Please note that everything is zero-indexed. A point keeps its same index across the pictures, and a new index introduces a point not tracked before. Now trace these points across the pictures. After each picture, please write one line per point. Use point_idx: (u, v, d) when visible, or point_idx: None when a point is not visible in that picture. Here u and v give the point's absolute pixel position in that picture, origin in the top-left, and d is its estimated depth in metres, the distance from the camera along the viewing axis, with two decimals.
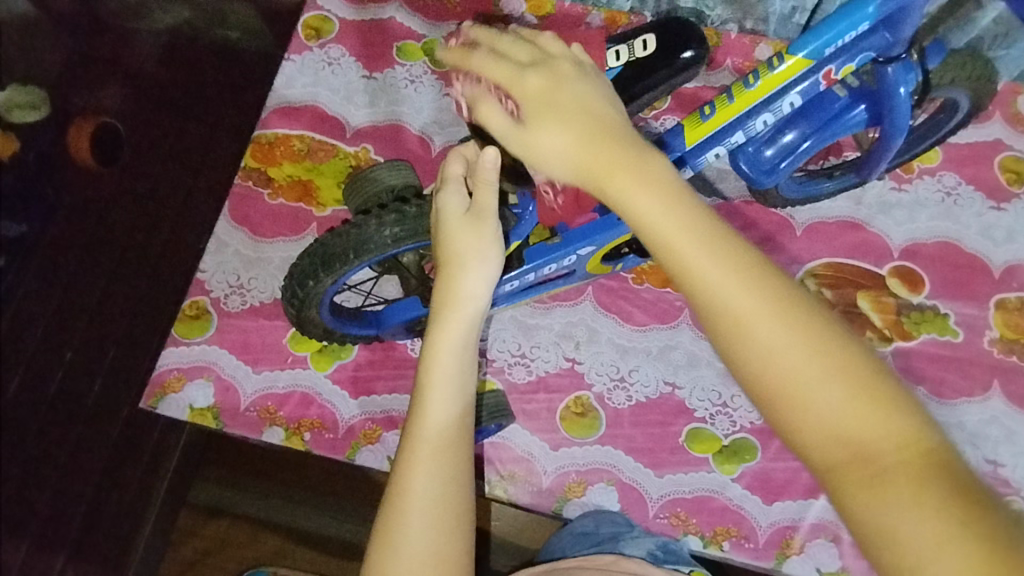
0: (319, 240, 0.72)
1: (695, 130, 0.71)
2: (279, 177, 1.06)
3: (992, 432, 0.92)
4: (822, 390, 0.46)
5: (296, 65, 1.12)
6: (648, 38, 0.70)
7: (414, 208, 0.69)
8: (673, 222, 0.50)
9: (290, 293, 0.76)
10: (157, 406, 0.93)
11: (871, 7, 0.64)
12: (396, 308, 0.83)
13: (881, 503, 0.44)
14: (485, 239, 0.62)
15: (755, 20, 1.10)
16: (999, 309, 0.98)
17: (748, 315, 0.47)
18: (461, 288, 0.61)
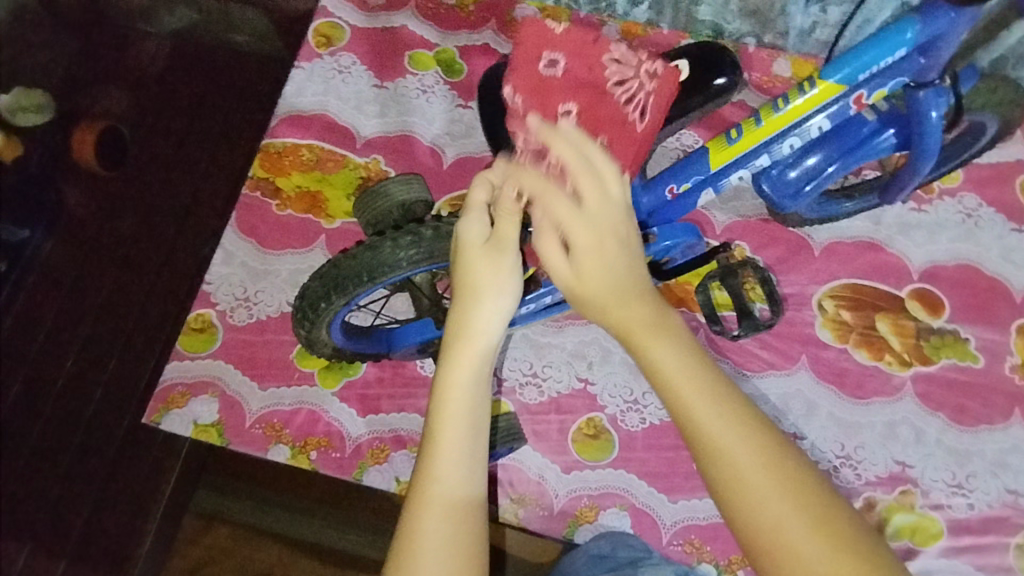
0: (331, 261, 0.70)
1: (719, 153, 0.71)
2: (287, 188, 1.05)
3: (1012, 461, 0.90)
4: (790, 519, 0.50)
5: (305, 73, 1.11)
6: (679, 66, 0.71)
7: (430, 230, 0.67)
8: (681, 376, 0.54)
9: (300, 314, 0.74)
10: (159, 422, 0.94)
11: (908, 34, 0.63)
12: (411, 329, 0.82)
13: None
14: (502, 271, 0.59)
15: (774, 35, 1.08)
16: (1021, 335, 0.96)
17: (735, 455, 0.51)
18: (475, 319, 0.58)
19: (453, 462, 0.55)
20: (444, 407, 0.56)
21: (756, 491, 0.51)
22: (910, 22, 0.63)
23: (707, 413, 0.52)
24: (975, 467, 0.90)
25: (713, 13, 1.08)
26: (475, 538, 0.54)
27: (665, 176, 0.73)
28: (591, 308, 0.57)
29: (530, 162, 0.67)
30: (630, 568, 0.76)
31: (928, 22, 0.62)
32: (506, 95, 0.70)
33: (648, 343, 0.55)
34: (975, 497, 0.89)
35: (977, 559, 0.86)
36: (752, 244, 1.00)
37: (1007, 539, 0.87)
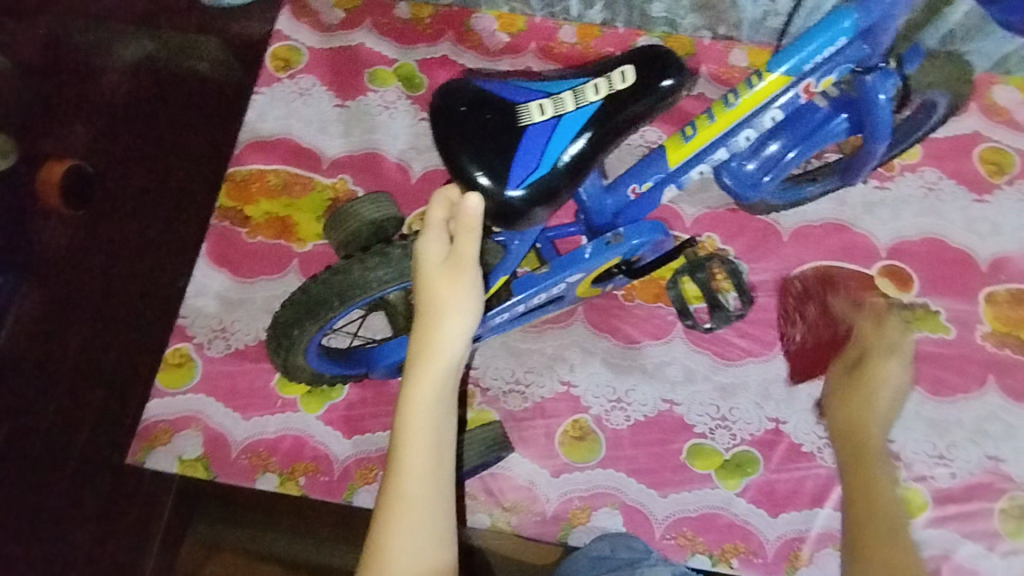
0: (302, 288, 0.70)
1: (678, 151, 0.72)
2: (256, 215, 1.05)
3: (991, 428, 0.92)
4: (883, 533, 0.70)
5: (265, 98, 1.12)
6: (626, 69, 0.62)
7: (399, 249, 0.67)
8: (877, 448, 0.80)
9: (275, 342, 0.74)
10: (145, 460, 0.92)
11: (848, 21, 0.64)
12: (387, 348, 0.80)
13: None
14: (462, 289, 0.59)
15: (727, 26, 1.10)
16: (990, 303, 0.98)
17: (882, 495, 0.75)
18: (436, 338, 0.58)
19: (418, 476, 0.55)
20: (406, 424, 0.56)
21: (872, 518, 0.72)
22: (850, 10, 0.64)
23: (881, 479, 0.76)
24: (954, 437, 0.92)
25: (666, 9, 1.09)
26: (444, 554, 0.54)
27: (627, 176, 0.73)
28: (846, 401, 0.84)
29: (483, 182, 0.59)
30: (629, 568, 0.75)
31: (868, 8, 0.64)
32: (447, 114, 0.61)
33: (873, 438, 0.80)
34: (957, 466, 0.91)
35: (963, 527, 0.88)
36: (722, 235, 1.01)
37: (992, 505, 0.89)
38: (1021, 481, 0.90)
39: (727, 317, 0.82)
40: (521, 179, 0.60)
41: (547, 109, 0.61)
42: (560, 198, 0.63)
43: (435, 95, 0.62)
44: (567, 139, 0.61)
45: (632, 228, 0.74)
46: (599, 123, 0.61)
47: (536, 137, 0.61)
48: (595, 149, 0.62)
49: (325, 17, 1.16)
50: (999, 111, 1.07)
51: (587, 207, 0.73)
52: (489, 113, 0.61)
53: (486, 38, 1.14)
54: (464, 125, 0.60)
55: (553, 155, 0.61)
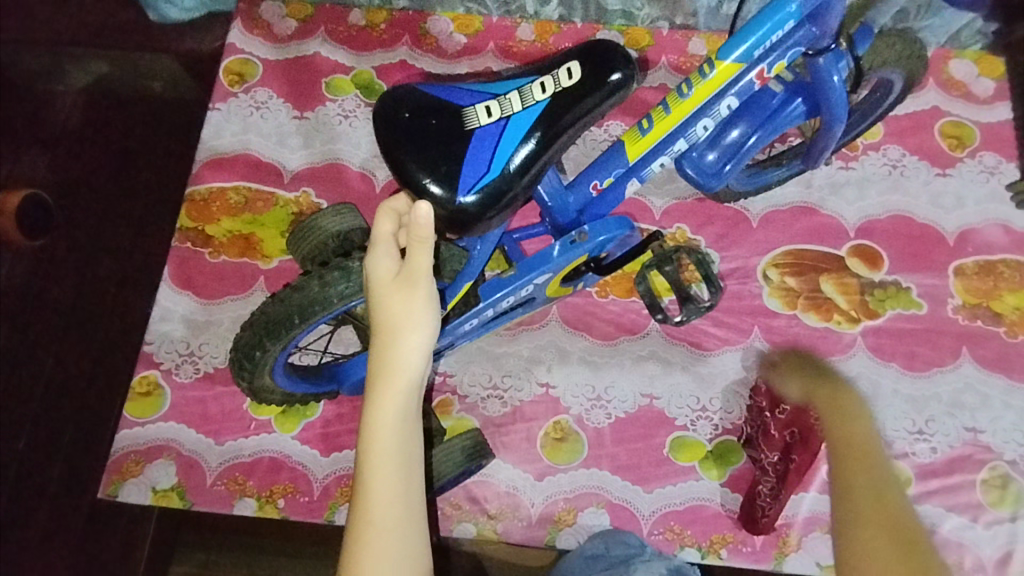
0: (261, 308, 0.68)
1: (636, 145, 0.71)
2: (218, 234, 1.01)
3: (967, 400, 0.93)
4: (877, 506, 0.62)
5: (221, 114, 1.08)
6: (572, 65, 0.61)
7: (359, 262, 0.66)
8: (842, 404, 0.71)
9: (238, 365, 0.72)
10: (116, 495, 0.88)
11: (792, 6, 0.64)
12: (356, 362, 0.78)
13: None
14: (416, 301, 0.57)
15: (684, 15, 1.10)
16: (959, 276, 0.99)
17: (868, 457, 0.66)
18: (394, 356, 0.56)
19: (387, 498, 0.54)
20: (371, 447, 0.55)
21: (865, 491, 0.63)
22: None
23: (878, 501, 0.63)
24: (932, 411, 0.92)
25: (622, 2, 1.09)
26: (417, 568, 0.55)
27: (588, 172, 0.73)
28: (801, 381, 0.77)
29: (433, 191, 0.58)
30: (623, 567, 0.76)
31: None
32: (391, 122, 0.60)
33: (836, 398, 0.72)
34: (937, 440, 0.91)
35: (946, 500, 0.88)
36: (691, 225, 1.01)
37: (973, 477, 0.89)
38: (1000, 450, 0.91)
39: (699, 307, 0.80)
40: (471, 185, 0.59)
41: (494, 110, 0.60)
42: (516, 201, 0.62)
43: (379, 102, 0.61)
44: (515, 139, 0.59)
45: (598, 225, 0.73)
46: (548, 123, 0.60)
47: (485, 140, 0.59)
48: (545, 151, 0.60)
49: (277, 28, 1.13)
50: (957, 85, 1.08)
51: (550, 207, 0.73)
52: (435, 119, 0.60)
53: (444, 40, 1.13)
54: (410, 132, 0.59)
55: (502, 159, 0.59)
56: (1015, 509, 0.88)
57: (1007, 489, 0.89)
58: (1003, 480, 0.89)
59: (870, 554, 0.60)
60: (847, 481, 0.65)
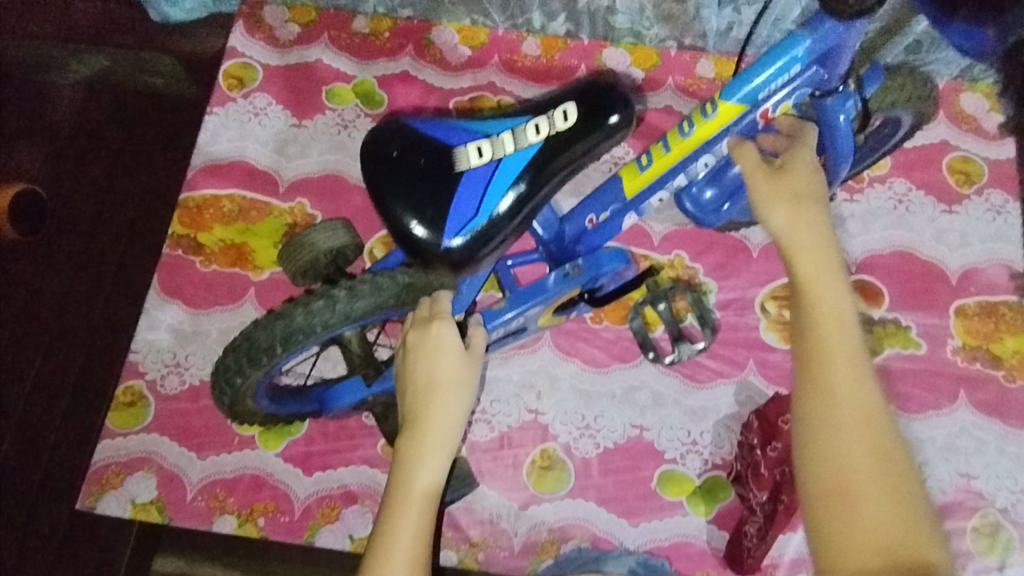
0: (242, 332, 0.67)
1: (634, 180, 0.70)
2: (210, 243, 1.00)
3: (962, 444, 0.91)
4: (841, 375, 0.59)
5: (218, 119, 1.06)
6: (568, 106, 0.59)
7: (343, 290, 0.64)
8: (805, 230, 0.64)
9: (218, 390, 0.71)
10: (95, 507, 0.87)
11: (800, 49, 0.62)
12: (341, 389, 0.78)
13: (848, 494, 0.56)
14: (472, 382, 0.69)
15: (693, 37, 1.08)
16: (960, 316, 0.97)
17: (826, 291, 0.62)
18: (449, 408, 0.67)
19: (415, 545, 0.61)
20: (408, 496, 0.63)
21: (837, 364, 0.59)
22: (800, 38, 0.62)
23: (847, 401, 0.58)
24: (927, 455, 0.91)
25: (630, 21, 1.07)
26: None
27: (584, 207, 0.72)
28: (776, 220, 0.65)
29: (418, 234, 0.57)
30: (594, 562, 0.82)
31: (820, 36, 0.62)
32: (380, 161, 0.59)
33: (812, 242, 0.64)
34: (929, 485, 0.90)
35: None
36: (691, 252, 0.99)
37: (964, 524, 0.88)
38: (993, 497, 0.89)
39: (693, 346, 0.86)
40: (459, 228, 0.58)
41: (485, 152, 0.59)
42: (506, 242, 0.61)
43: (368, 137, 0.61)
44: (505, 181, 0.58)
45: (595, 259, 0.72)
46: (540, 165, 0.58)
47: (474, 183, 0.58)
48: (535, 194, 0.59)
49: (279, 32, 1.12)
50: (968, 119, 1.06)
51: (544, 238, 0.72)
52: (424, 157, 0.59)
53: (448, 52, 1.11)
54: (398, 171, 0.59)
55: (491, 202, 0.58)
56: (1003, 558, 0.86)
57: (997, 537, 0.87)
58: (993, 528, 0.88)
59: (839, 460, 0.57)
60: (818, 383, 0.59)
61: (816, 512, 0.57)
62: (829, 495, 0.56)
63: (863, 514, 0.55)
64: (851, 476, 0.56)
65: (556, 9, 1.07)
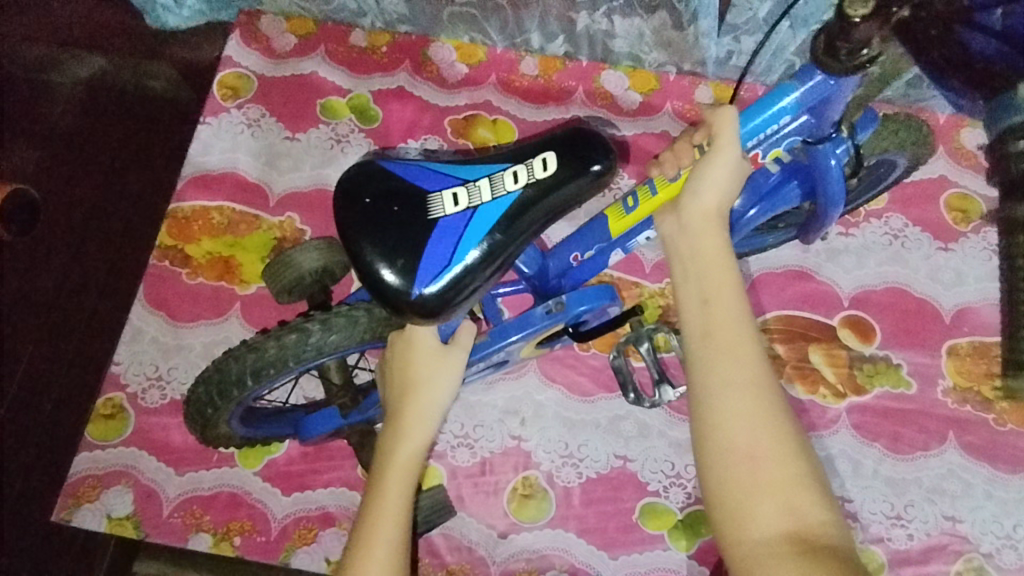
0: (216, 364, 0.72)
1: (619, 221, 0.73)
2: (198, 255, 0.99)
3: (949, 487, 0.90)
4: (739, 333, 0.55)
5: (211, 129, 1.06)
6: (548, 155, 0.60)
7: (317, 323, 0.69)
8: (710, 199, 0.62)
9: (194, 413, 0.77)
10: (71, 519, 0.87)
11: (790, 100, 0.63)
12: (314, 419, 0.80)
13: (751, 457, 0.51)
14: (449, 375, 0.68)
15: (692, 63, 1.07)
16: (952, 356, 0.96)
17: (721, 254, 0.59)
18: (420, 391, 0.67)
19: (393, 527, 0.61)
20: (387, 488, 0.63)
21: (736, 322, 0.56)
22: (789, 88, 0.63)
23: (746, 358, 0.54)
24: (912, 496, 0.90)
25: (629, 45, 1.07)
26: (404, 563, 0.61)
27: (568, 244, 0.75)
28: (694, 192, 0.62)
29: (389, 279, 0.58)
30: None
31: (811, 89, 0.63)
32: (352, 207, 0.61)
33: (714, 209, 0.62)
34: (914, 527, 0.89)
35: None
36: None
37: (948, 568, 0.87)
38: (978, 542, 0.88)
39: (673, 389, 0.83)
40: (431, 276, 0.58)
41: (462, 199, 0.60)
42: (477, 293, 0.62)
43: (341, 185, 0.62)
44: (480, 230, 0.59)
45: (577, 297, 0.72)
46: (517, 212, 0.60)
47: (449, 230, 0.59)
48: (509, 244, 0.60)
49: (276, 44, 1.11)
50: (968, 156, 1.04)
51: (527, 273, 0.73)
52: (397, 205, 0.60)
53: (445, 69, 1.10)
54: (371, 217, 0.60)
55: (465, 250, 0.59)
56: None
57: None
58: (976, 573, 0.87)
59: (735, 413, 0.52)
60: (717, 342, 0.55)
61: (715, 477, 0.52)
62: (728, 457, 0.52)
63: (761, 473, 0.51)
64: (748, 436, 0.51)
65: (555, 30, 1.07)
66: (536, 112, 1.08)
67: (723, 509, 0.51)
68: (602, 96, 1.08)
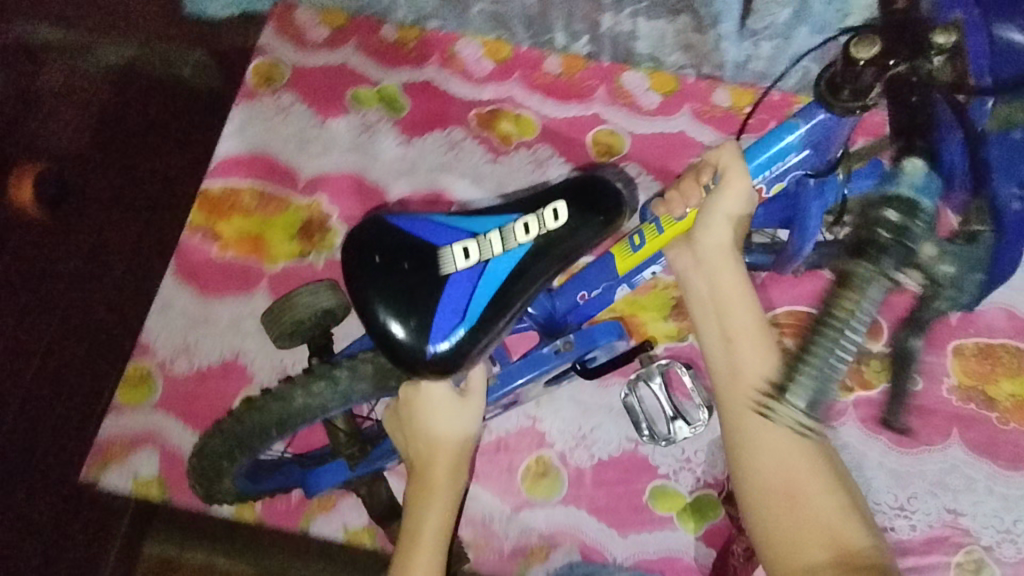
0: (234, 418, 0.77)
1: (625, 259, 0.77)
2: (228, 232, 1.04)
3: (953, 481, 0.92)
4: (763, 389, 0.63)
5: (245, 113, 1.11)
6: (558, 206, 0.67)
7: (346, 370, 0.73)
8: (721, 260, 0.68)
9: (200, 468, 0.81)
10: (99, 480, 0.94)
11: (793, 138, 0.66)
12: (325, 472, 0.85)
13: (790, 496, 0.61)
14: (470, 419, 0.76)
15: (711, 66, 1.11)
16: (958, 356, 0.98)
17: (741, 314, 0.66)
18: (446, 435, 0.75)
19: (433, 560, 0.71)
20: (422, 540, 0.72)
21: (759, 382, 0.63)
22: (794, 126, 0.66)
23: (770, 414, 0.62)
24: (916, 488, 0.92)
25: (650, 48, 1.11)
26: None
27: (575, 284, 0.81)
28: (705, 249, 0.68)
29: (399, 334, 0.65)
30: None
31: (813, 127, 0.65)
32: (365, 265, 0.68)
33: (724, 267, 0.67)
34: (917, 518, 0.91)
35: None
36: None
37: (948, 559, 0.89)
38: (980, 535, 0.90)
39: (689, 426, 0.90)
40: (443, 332, 0.66)
41: (472, 253, 0.67)
42: (493, 339, 0.69)
43: (355, 244, 0.70)
44: (491, 283, 0.67)
45: (585, 337, 0.80)
46: (525, 265, 0.67)
47: (460, 285, 0.67)
48: (520, 294, 0.68)
49: (310, 35, 1.15)
50: None
51: (536, 315, 0.81)
52: (407, 263, 0.68)
53: (472, 64, 1.14)
54: (384, 274, 0.67)
55: (477, 306, 0.67)
56: None
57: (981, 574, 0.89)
58: (977, 565, 0.89)
59: (770, 461, 0.61)
60: (741, 402, 0.63)
61: (765, 515, 0.62)
62: (771, 497, 0.61)
63: (803, 508, 0.61)
64: (784, 480, 0.61)
65: (580, 30, 1.11)
66: (558, 107, 1.12)
67: (772, 547, 0.61)
68: (623, 96, 1.12)
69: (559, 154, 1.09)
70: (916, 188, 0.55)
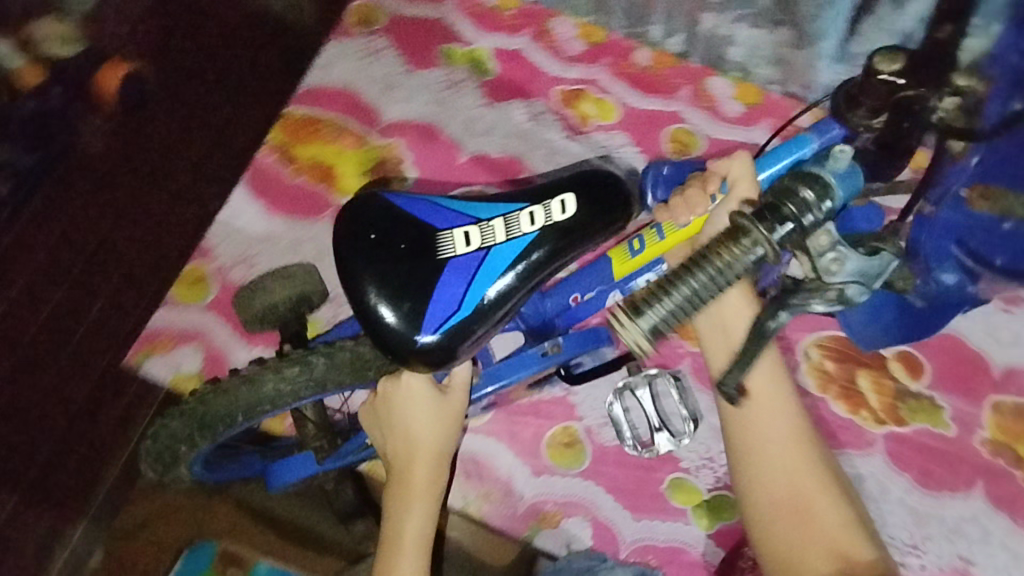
0: (198, 398, 0.76)
1: (622, 264, 0.76)
2: (302, 158, 1.07)
3: (968, 530, 0.92)
4: (772, 425, 0.66)
5: (337, 49, 1.14)
6: (565, 198, 0.69)
7: (322, 358, 0.72)
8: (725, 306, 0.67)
9: (157, 453, 0.78)
10: (142, 365, 0.98)
11: (806, 150, 0.66)
12: (290, 465, 0.85)
13: (796, 521, 0.64)
14: (452, 417, 0.79)
15: (799, 85, 1.10)
16: (995, 411, 0.97)
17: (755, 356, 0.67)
18: (425, 435, 0.78)
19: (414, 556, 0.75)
20: (402, 541, 0.75)
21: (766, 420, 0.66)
22: (808, 139, 0.66)
23: (780, 442, 0.66)
24: (932, 530, 0.92)
25: (742, 55, 1.11)
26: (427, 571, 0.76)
27: (569, 285, 0.79)
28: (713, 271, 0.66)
29: (392, 315, 0.66)
30: None
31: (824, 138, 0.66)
32: (356, 239, 0.69)
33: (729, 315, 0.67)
34: (927, 558, 0.92)
35: None
36: None
37: None
38: None
39: (673, 439, 0.91)
40: (439, 318, 0.67)
41: (474, 237, 0.69)
42: (497, 321, 0.70)
43: (352, 219, 0.70)
44: (491, 271, 0.68)
45: (573, 340, 0.79)
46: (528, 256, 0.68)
47: (461, 267, 0.68)
48: (524, 282, 0.69)
49: None
50: None
51: (526, 314, 0.80)
52: (404, 242, 0.69)
53: (564, 42, 1.16)
54: (380, 249, 0.69)
55: (477, 293, 0.68)
56: None
57: None
58: None
59: (779, 485, 0.65)
60: (747, 439, 0.66)
61: (775, 537, 0.64)
62: (781, 513, 0.65)
63: (811, 531, 0.63)
64: (796, 500, 0.64)
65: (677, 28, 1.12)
66: (640, 98, 1.13)
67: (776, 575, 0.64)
68: (706, 99, 1.13)
69: (635, 143, 1.10)
70: (838, 175, 0.60)
